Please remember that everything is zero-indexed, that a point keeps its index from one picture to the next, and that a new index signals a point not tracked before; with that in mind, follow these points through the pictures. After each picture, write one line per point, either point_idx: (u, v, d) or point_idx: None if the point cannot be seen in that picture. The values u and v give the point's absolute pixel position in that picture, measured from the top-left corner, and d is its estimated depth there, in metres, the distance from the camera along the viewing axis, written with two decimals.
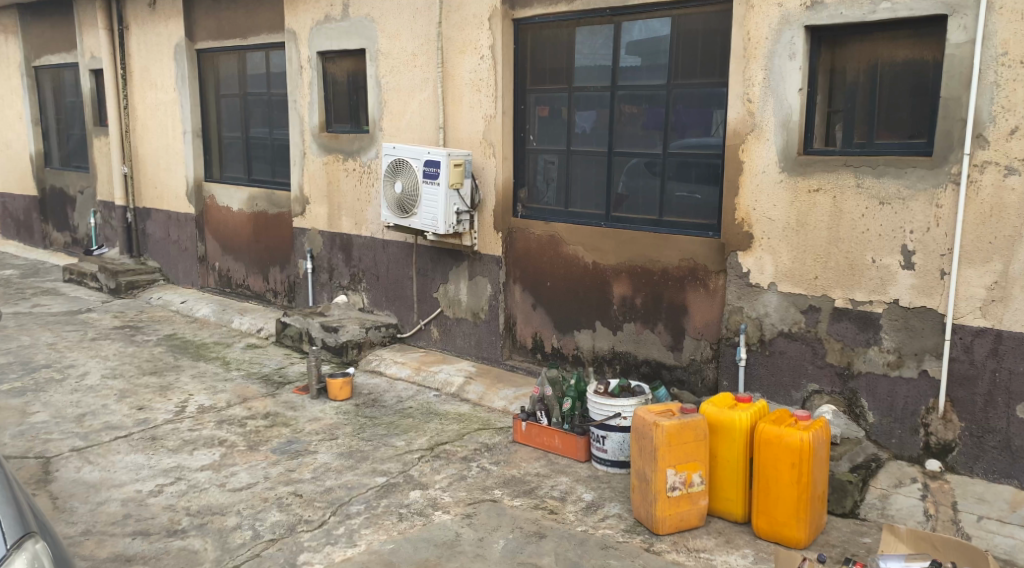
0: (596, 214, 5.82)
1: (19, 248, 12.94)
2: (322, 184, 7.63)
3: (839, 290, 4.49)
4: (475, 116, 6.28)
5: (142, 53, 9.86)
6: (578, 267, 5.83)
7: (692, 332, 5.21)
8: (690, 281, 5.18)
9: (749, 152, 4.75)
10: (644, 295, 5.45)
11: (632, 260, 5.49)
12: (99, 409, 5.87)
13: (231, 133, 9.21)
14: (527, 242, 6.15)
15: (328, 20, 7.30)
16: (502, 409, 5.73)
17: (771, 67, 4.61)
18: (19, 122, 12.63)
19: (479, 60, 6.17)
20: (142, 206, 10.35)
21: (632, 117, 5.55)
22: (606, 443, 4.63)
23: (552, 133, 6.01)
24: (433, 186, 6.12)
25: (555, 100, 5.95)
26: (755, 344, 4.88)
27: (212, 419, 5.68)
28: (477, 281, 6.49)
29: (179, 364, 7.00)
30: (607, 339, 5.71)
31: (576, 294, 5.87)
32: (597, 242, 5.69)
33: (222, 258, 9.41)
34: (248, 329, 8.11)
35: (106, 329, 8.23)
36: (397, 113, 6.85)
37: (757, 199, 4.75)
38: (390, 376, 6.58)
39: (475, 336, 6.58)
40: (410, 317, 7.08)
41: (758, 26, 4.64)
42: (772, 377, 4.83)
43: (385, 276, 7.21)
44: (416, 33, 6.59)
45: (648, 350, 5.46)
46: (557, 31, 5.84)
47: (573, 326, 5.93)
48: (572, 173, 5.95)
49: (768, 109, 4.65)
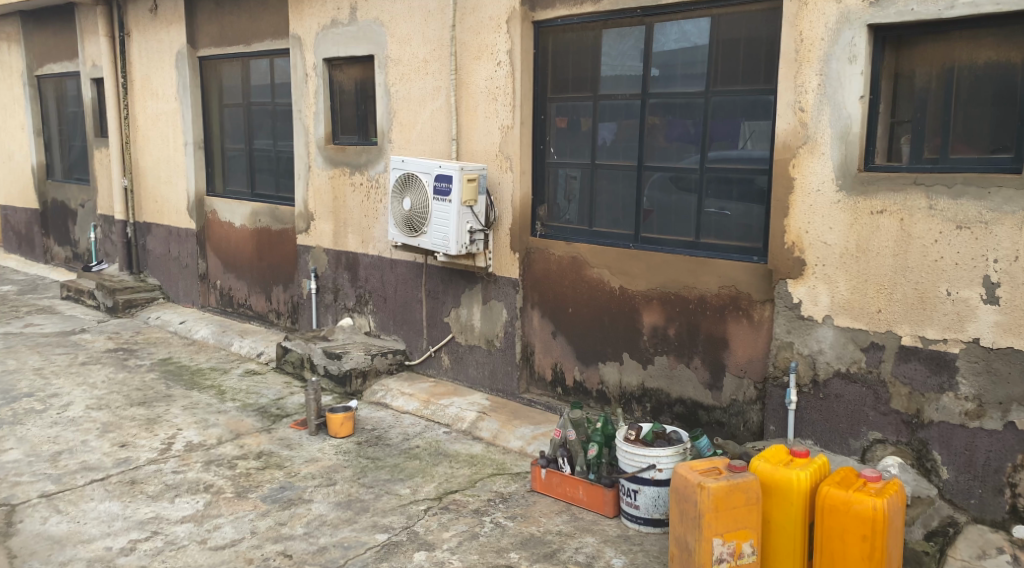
0: (624, 235, 5.27)
1: (19, 262, 12.53)
2: (328, 200, 7.12)
3: (907, 326, 3.92)
4: (491, 127, 5.76)
5: (143, 61, 9.43)
6: (604, 293, 5.28)
7: (733, 369, 4.66)
8: (732, 311, 4.63)
9: (801, 167, 4.20)
10: (677, 325, 4.90)
11: (664, 286, 4.94)
12: (77, 446, 5.37)
13: (233, 144, 8.74)
14: (546, 264, 5.61)
15: (334, 25, 6.81)
16: (519, 450, 5.18)
17: (828, 72, 4.06)
18: (22, 133, 12.25)
19: (496, 66, 5.65)
20: (142, 221, 9.90)
21: (664, 130, 5.02)
22: (637, 498, 4.09)
23: (574, 146, 5.48)
24: (444, 204, 5.60)
25: (579, 110, 5.42)
26: (806, 385, 4.32)
27: (199, 459, 5.17)
28: (491, 305, 5.95)
29: (171, 393, 6.50)
30: (637, 374, 5.15)
31: (601, 323, 5.32)
32: (625, 265, 5.14)
33: (223, 276, 8.93)
34: (247, 354, 7.61)
35: (98, 352, 7.75)
36: (407, 124, 6.34)
37: (810, 221, 4.20)
38: (397, 409, 6.04)
39: (489, 366, 6.03)
40: (419, 343, 6.55)
41: (812, 25, 4.09)
42: (827, 423, 4.25)
43: (393, 298, 6.69)
44: (428, 38, 6.08)
45: (683, 388, 4.92)
46: (582, 35, 5.31)
47: (598, 358, 5.37)
48: (596, 189, 5.41)
49: (823, 119, 4.10)
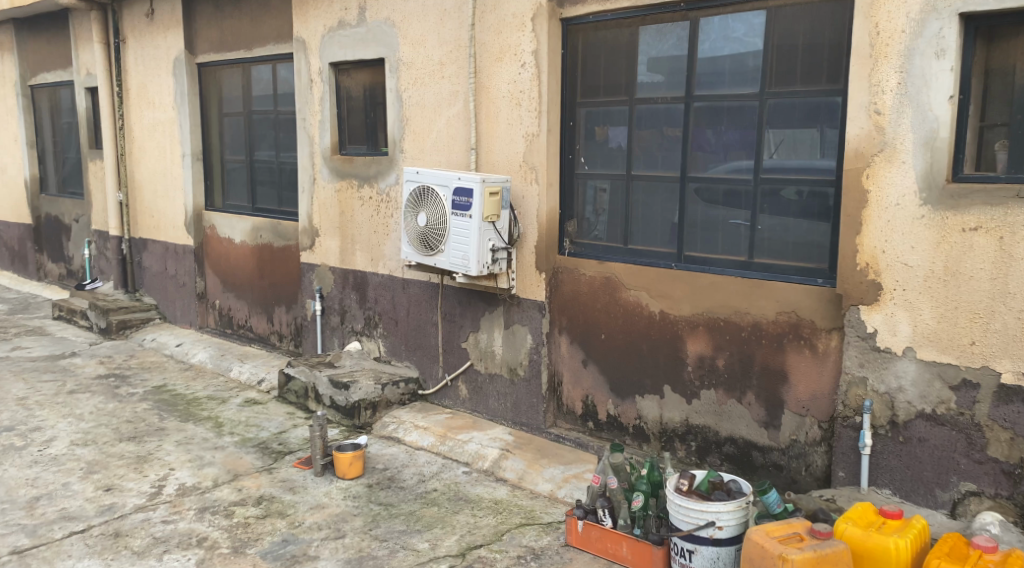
0: (664, 253, 4.74)
1: (12, 279, 12.04)
2: (334, 215, 6.61)
3: (1007, 361, 3.41)
4: (513, 135, 5.24)
5: (139, 68, 8.95)
6: (641, 318, 4.75)
7: (793, 406, 4.15)
8: (792, 340, 4.11)
9: (876, 177, 3.67)
10: (728, 355, 4.37)
11: (711, 311, 4.42)
12: (57, 490, 4.85)
13: (233, 156, 8.24)
14: (576, 285, 5.08)
15: (341, 26, 6.32)
16: (549, 495, 4.65)
17: (910, 68, 3.54)
18: (15, 145, 11.79)
19: (520, 67, 5.14)
20: (138, 237, 9.40)
21: (710, 137, 4.49)
22: (692, 559, 3.56)
23: (607, 155, 4.95)
24: (464, 219, 5.07)
25: (612, 115, 4.90)
26: (883, 427, 3.77)
27: (193, 505, 4.65)
28: (514, 330, 5.41)
29: (164, 426, 5.98)
30: (680, 409, 4.62)
31: (638, 351, 4.79)
32: (666, 287, 4.62)
33: (223, 295, 8.41)
34: (248, 380, 7.07)
35: (88, 379, 7.22)
36: (420, 132, 5.83)
37: (888, 239, 3.68)
38: (410, 444, 5.50)
39: (512, 397, 5.49)
40: (434, 370, 6.01)
41: (890, 14, 3.57)
42: (909, 471, 3.71)
43: (405, 321, 6.16)
44: (444, 38, 5.59)
45: (733, 426, 4.41)
46: (616, 32, 4.80)
47: (635, 390, 4.83)
48: (631, 202, 4.88)
49: (904, 122, 3.57)
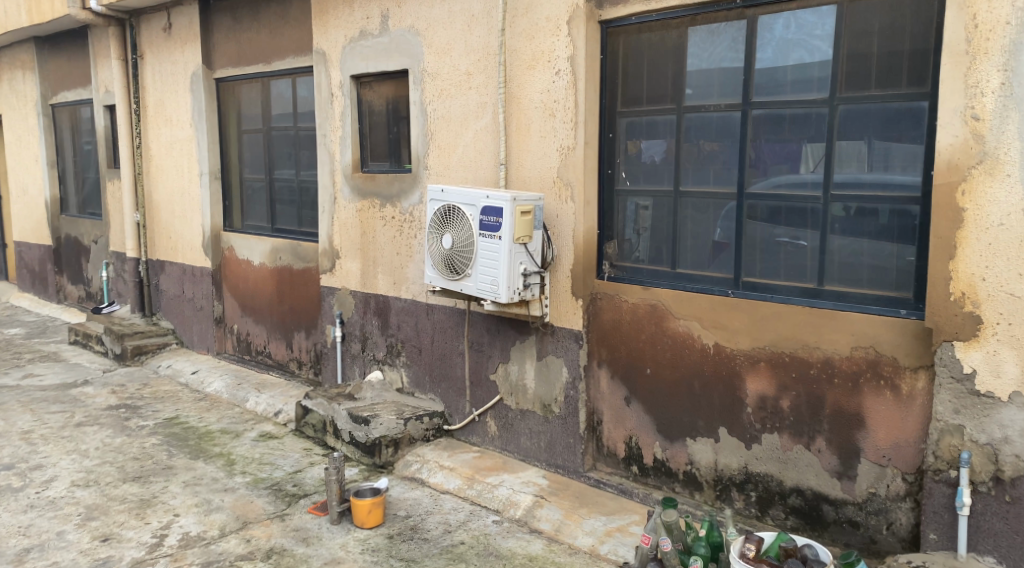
0: (717, 279, 4.24)
1: (34, 302, 11.82)
2: (355, 236, 6.19)
3: None
4: (546, 148, 4.78)
5: (157, 84, 8.64)
6: (692, 351, 4.26)
7: (871, 455, 3.66)
8: (870, 380, 3.63)
9: (974, 193, 3.19)
10: (795, 395, 3.89)
11: (775, 346, 3.94)
12: (51, 540, 4.46)
13: (252, 174, 7.86)
14: (617, 314, 4.60)
15: (363, 36, 5.92)
16: (589, 551, 4.16)
17: (1016, 66, 3.08)
18: (36, 165, 11.58)
19: (555, 75, 4.68)
20: (155, 258, 9.07)
21: (771, 149, 4.00)
22: None
23: (651, 170, 4.47)
24: (493, 241, 4.61)
25: (657, 126, 4.42)
26: (984, 484, 3.26)
27: (196, 560, 4.23)
28: (548, 361, 4.92)
29: (173, 463, 5.57)
30: (738, 454, 4.14)
31: (689, 388, 4.30)
32: (722, 318, 4.13)
33: (241, 319, 8.03)
34: (264, 412, 6.64)
35: (97, 410, 6.85)
36: (446, 147, 5.39)
37: (988, 264, 3.20)
38: (435, 487, 5.03)
39: (546, 436, 4.99)
40: (461, 404, 5.53)
41: (991, 5, 3.11)
42: (1017, 535, 3.20)
43: (429, 350, 5.70)
44: (471, 46, 5.15)
45: (800, 475, 3.91)
46: (663, 34, 4.33)
47: (685, 432, 4.34)
48: (679, 222, 4.39)
49: (1009, 129, 3.11)
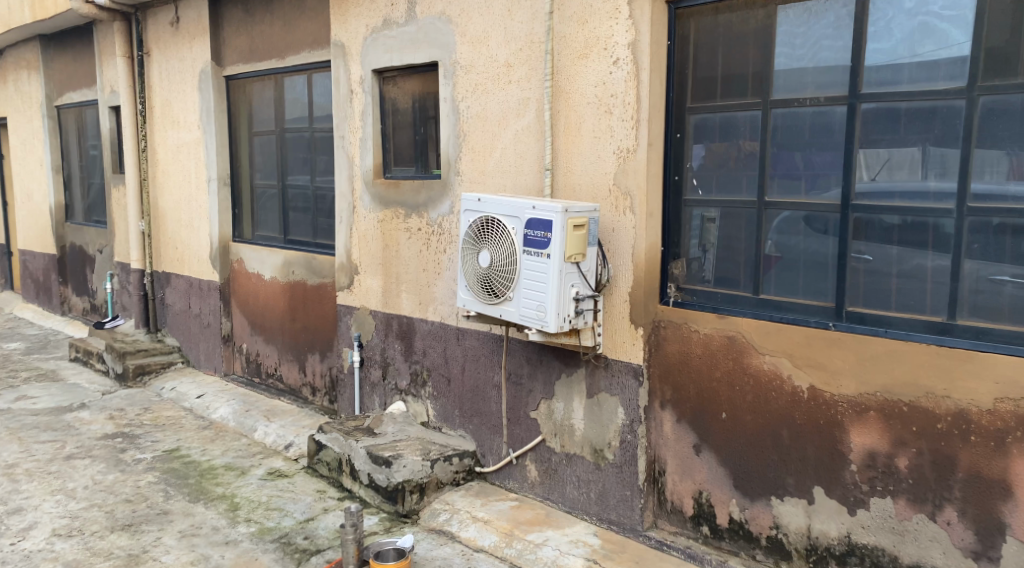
0: (812, 308, 3.52)
1: (37, 313, 11.28)
2: (376, 250, 5.52)
3: None
4: (601, 152, 4.08)
5: (164, 83, 8.03)
6: (781, 396, 3.55)
7: (1020, 533, 2.98)
8: (1020, 440, 2.96)
9: None
10: (917, 453, 3.18)
11: (891, 392, 3.23)
12: None
13: (263, 180, 7.22)
14: (684, 346, 3.89)
15: (387, 25, 5.26)
16: None
17: None
18: (40, 170, 11.02)
19: (613, 66, 3.97)
20: (161, 270, 8.45)
21: (883, 154, 3.28)
22: None
23: (729, 177, 3.76)
24: (540, 259, 3.92)
25: (736, 124, 3.71)
26: None
27: None
28: (600, 400, 4.21)
29: (169, 507, 4.91)
30: (838, 521, 3.42)
31: (777, 439, 3.57)
32: (820, 356, 3.42)
33: (250, 338, 7.38)
34: (273, 445, 5.98)
35: (91, 440, 6.20)
36: (480, 151, 4.72)
37: None
38: (468, 543, 4.33)
39: (597, 485, 4.28)
40: (496, 443, 4.84)
41: None
42: None
43: (459, 380, 5.01)
44: (512, 33, 4.48)
45: (922, 552, 3.21)
46: (745, 15, 3.62)
47: (770, 491, 3.63)
48: (764, 238, 3.68)
49: None
